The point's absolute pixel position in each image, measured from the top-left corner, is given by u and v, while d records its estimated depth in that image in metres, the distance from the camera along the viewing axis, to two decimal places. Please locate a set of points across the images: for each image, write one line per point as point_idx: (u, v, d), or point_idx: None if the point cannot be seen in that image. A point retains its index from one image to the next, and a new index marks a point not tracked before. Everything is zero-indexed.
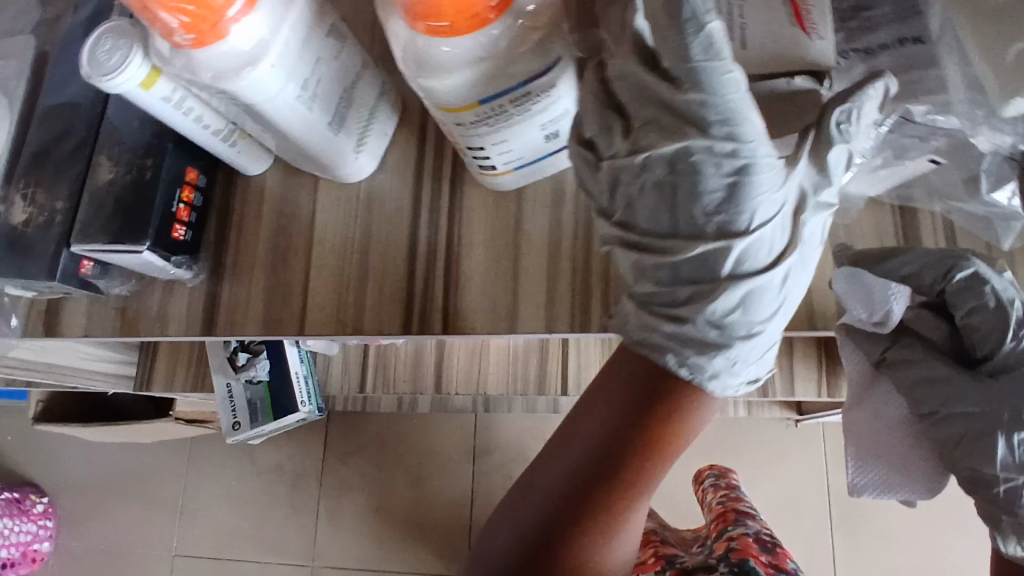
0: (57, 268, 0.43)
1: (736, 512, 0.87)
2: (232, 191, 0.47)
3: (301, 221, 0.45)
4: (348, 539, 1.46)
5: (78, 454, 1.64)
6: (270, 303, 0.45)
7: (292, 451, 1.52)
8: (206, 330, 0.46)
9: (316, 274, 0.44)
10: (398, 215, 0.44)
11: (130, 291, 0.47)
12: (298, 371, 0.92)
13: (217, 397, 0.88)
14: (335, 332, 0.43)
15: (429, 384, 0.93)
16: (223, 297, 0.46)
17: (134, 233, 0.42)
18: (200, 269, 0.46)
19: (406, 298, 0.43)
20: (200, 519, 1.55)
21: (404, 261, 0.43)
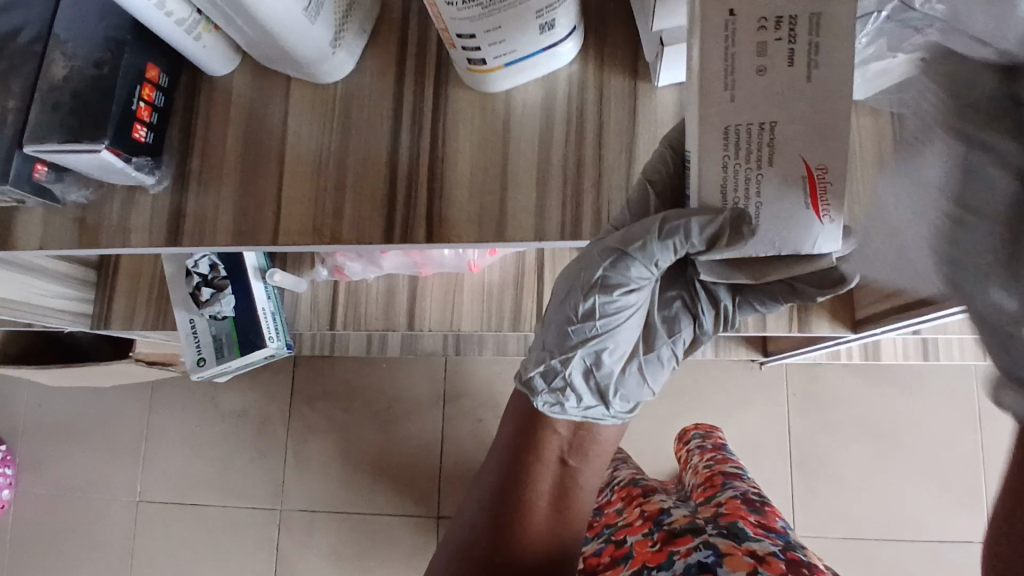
0: (10, 172, 0.44)
1: (724, 476, 0.95)
2: (197, 99, 0.50)
3: (272, 126, 0.49)
4: (317, 482, 1.46)
5: (33, 400, 1.59)
6: (240, 211, 0.48)
7: (257, 395, 1.50)
8: (170, 239, 0.48)
9: (290, 179, 0.48)
10: (381, 128, 0.48)
11: (87, 200, 0.49)
12: (265, 307, 0.88)
13: (179, 331, 0.86)
14: (312, 238, 0.48)
15: (402, 321, 0.92)
16: (189, 207, 0.48)
17: (91, 130, 0.43)
18: (162, 176, 0.49)
19: (390, 207, 0.48)
20: (163, 465, 1.52)
21: (387, 172, 0.48)
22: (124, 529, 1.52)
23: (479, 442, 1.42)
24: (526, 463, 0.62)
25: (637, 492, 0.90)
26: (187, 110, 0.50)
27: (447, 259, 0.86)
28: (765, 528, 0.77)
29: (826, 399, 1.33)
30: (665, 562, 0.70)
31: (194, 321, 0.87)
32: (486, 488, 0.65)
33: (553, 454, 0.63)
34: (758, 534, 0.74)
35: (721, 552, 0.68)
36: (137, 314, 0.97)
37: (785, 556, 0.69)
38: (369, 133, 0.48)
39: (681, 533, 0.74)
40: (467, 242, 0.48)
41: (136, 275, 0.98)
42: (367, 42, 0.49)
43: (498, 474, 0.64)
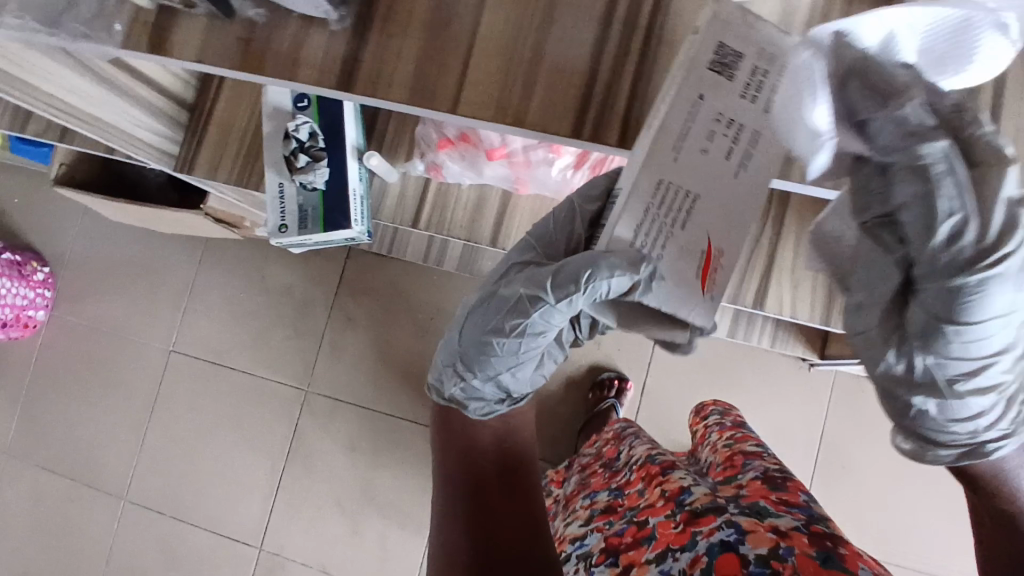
0: None
1: (743, 454, 0.89)
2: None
3: None
4: (345, 374, 1.47)
5: (86, 233, 1.61)
6: (421, 71, 0.50)
7: (305, 277, 1.50)
8: (345, 81, 0.50)
9: (480, 50, 0.50)
10: (585, 18, 0.49)
11: (258, 17, 0.51)
12: (355, 189, 0.86)
13: (267, 193, 0.85)
14: (492, 115, 0.49)
15: (486, 235, 0.90)
16: (365, 54, 0.50)
17: None
18: (345, 14, 0.50)
19: (582, 102, 0.49)
20: (201, 321, 1.55)
21: (583, 66, 0.49)
22: (151, 373, 1.56)
23: None
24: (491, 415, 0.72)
25: (654, 470, 0.81)
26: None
27: (551, 179, 0.82)
28: (787, 506, 0.69)
29: (867, 414, 1.30)
30: (688, 544, 0.64)
31: (282, 187, 0.85)
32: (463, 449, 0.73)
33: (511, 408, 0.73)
34: (779, 510, 0.67)
35: (743, 531, 0.62)
36: (222, 167, 0.95)
37: (809, 530, 0.63)
38: (568, 22, 0.50)
39: (704, 512, 0.66)
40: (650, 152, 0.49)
41: (223, 127, 0.95)
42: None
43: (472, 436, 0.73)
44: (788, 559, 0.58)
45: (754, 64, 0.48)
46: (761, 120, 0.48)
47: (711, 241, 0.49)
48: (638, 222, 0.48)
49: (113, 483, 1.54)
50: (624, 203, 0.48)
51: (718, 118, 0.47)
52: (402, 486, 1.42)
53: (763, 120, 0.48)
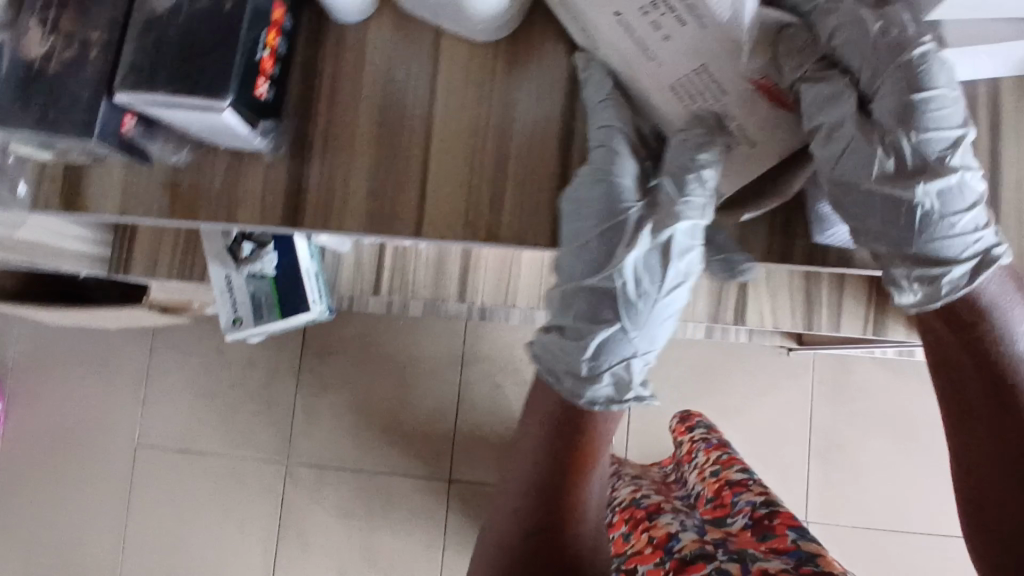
0: (97, 126, 0.42)
1: (731, 488, 0.84)
2: (323, 61, 0.49)
3: (414, 102, 0.49)
4: (325, 439, 1.42)
5: (26, 336, 1.51)
6: (373, 194, 0.48)
7: (268, 346, 1.44)
8: (292, 216, 0.48)
9: (434, 163, 0.48)
10: (532, 112, 0.49)
11: (183, 159, 0.48)
12: (309, 268, 0.81)
13: (214, 287, 0.79)
14: (461, 231, 0.48)
15: (452, 292, 0.86)
16: (310, 180, 0.48)
17: (210, 85, 0.41)
18: (280, 143, 0.48)
19: (550, 204, 0.49)
20: (163, 409, 1.47)
21: (547, 163, 0.49)
22: (120, 472, 1.47)
23: (496, 409, 1.38)
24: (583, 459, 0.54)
25: (641, 513, 0.80)
26: (310, 66, 0.49)
27: None
28: (775, 552, 0.67)
29: (851, 391, 1.31)
30: None
31: (229, 277, 0.79)
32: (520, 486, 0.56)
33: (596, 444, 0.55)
34: (769, 555, 0.66)
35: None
36: (161, 264, 0.89)
37: (799, 575, 0.62)
38: (516, 114, 0.49)
39: (693, 559, 0.65)
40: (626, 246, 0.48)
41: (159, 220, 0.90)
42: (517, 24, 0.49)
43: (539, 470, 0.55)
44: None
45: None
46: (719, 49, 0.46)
47: (754, 78, 0.45)
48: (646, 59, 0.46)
49: None
50: (615, 41, 0.46)
51: (650, 4, 0.44)
52: (404, 544, 1.38)
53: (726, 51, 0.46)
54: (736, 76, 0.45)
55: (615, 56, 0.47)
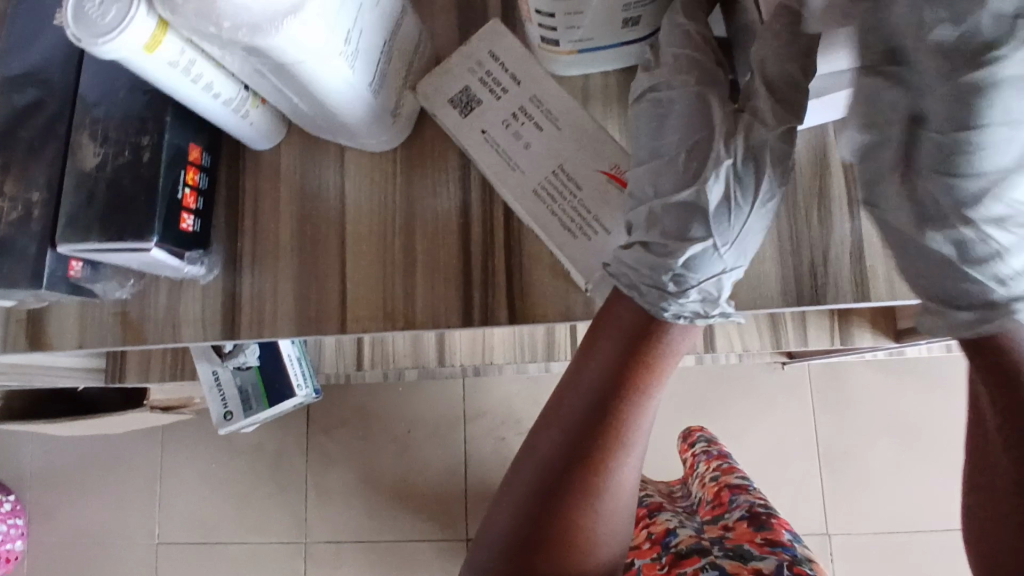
0: (45, 275, 0.46)
1: (729, 487, 0.81)
2: (244, 184, 0.53)
3: (328, 210, 0.53)
4: (339, 513, 1.43)
5: (40, 449, 1.54)
6: (300, 299, 0.52)
7: (273, 428, 1.47)
8: (231, 327, 0.52)
9: (351, 265, 0.52)
10: (438, 207, 0.52)
11: (131, 291, 0.52)
12: (290, 353, 0.85)
13: (203, 386, 0.82)
14: (383, 321, 0.51)
15: (431, 357, 0.89)
16: (244, 293, 0.52)
17: (137, 227, 0.45)
18: (212, 266, 0.52)
19: (463, 284, 0.51)
20: (179, 505, 1.49)
21: (455, 249, 0.52)
22: (143, 572, 1.49)
23: (503, 461, 1.39)
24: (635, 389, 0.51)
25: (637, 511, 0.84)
26: (232, 187, 0.53)
27: None
28: (771, 545, 0.68)
29: (849, 397, 1.32)
30: None
31: (217, 373, 0.82)
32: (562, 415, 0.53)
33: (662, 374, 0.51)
34: (762, 551, 0.68)
35: (727, 572, 0.65)
36: (153, 367, 0.92)
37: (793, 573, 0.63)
38: (419, 210, 0.52)
39: (688, 553, 0.69)
40: (545, 318, 0.51)
41: None
42: (412, 128, 0.53)
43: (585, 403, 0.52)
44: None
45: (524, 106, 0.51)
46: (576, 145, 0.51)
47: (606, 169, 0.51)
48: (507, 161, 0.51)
49: None
50: (480, 153, 0.51)
51: (515, 113, 0.51)
52: None
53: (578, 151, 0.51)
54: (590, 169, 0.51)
55: (486, 168, 0.51)
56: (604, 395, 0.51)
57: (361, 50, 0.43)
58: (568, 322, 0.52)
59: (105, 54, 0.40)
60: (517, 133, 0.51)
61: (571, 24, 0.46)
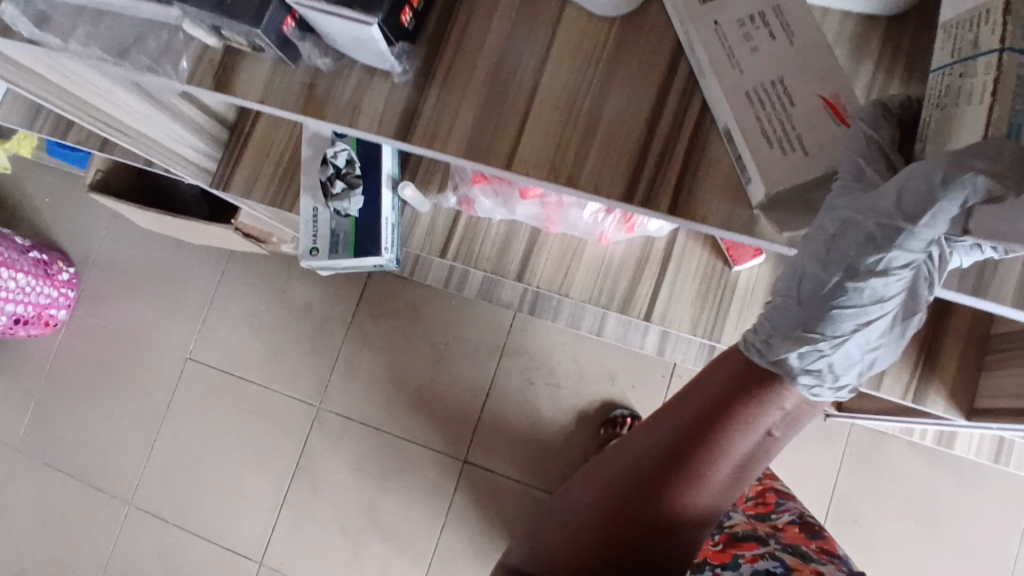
0: (262, 20, 0.43)
1: (777, 493, 0.81)
2: (458, 6, 0.50)
3: (529, 56, 0.49)
4: (358, 394, 1.48)
5: (116, 236, 1.63)
6: (476, 130, 0.49)
7: (326, 294, 1.52)
8: (402, 135, 0.50)
9: (537, 112, 0.48)
10: (644, 89, 0.48)
11: (328, 66, 0.51)
12: (388, 217, 0.87)
13: (301, 217, 0.86)
14: (547, 177, 0.48)
15: (511, 271, 0.91)
16: (424, 109, 0.50)
17: (365, 0, 0.40)
18: (408, 70, 0.50)
19: (639, 167, 0.47)
20: (219, 331, 1.56)
21: (644, 133, 0.47)
22: (167, 378, 1.57)
23: (524, 404, 1.42)
24: (734, 430, 0.56)
25: None
26: (448, 5, 0.50)
27: (581, 222, 0.84)
28: (827, 553, 0.63)
29: (880, 470, 1.29)
30: (730, 564, 0.61)
31: (316, 211, 0.86)
32: (656, 433, 0.59)
33: (762, 426, 0.57)
34: (822, 557, 0.62)
35: (788, 566, 0.60)
36: (256, 186, 0.97)
37: None
38: (621, 81, 0.48)
39: (744, 538, 0.65)
40: (714, 228, 0.46)
41: (264, 145, 0.97)
42: (638, 4, 0.48)
43: (681, 425, 0.58)
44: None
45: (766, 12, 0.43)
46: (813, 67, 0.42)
47: (827, 95, 0.42)
48: (733, 56, 0.44)
49: (118, 487, 1.55)
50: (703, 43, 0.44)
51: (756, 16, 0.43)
52: (409, 511, 1.42)
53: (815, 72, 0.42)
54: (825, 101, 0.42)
55: (707, 63, 0.45)
56: (703, 424, 0.57)
57: None
58: (735, 238, 0.46)
59: None
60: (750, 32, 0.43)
61: None
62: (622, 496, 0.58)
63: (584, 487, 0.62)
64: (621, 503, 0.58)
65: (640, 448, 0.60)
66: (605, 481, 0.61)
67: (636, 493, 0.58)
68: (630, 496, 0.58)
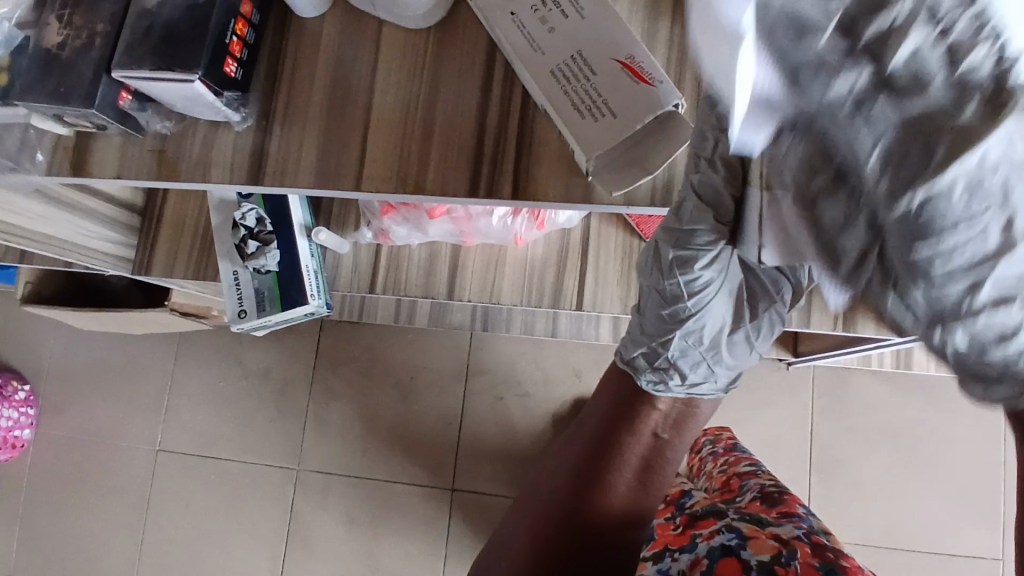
0: (95, 95, 0.46)
1: (738, 475, 0.84)
2: (285, 48, 0.53)
3: (361, 80, 0.52)
4: (334, 446, 1.47)
5: (63, 344, 1.61)
6: (322, 158, 0.51)
7: (282, 355, 1.51)
8: (254, 176, 0.52)
9: (375, 129, 0.51)
10: (468, 90, 0.51)
11: (169, 130, 0.52)
12: (308, 265, 0.88)
13: (223, 283, 0.87)
14: (396, 187, 0.51)
15: (441, 290, 0.92)
16: (271, 149, 0.52)
17: (185, 61, 0.45)
18: (247, 115, 0.52)
19: (477, 160, 0.50)
20: (184, 415, 1.54)
21: (474, 128, 0.51)
22: (141, 474, 1.54)
23: (498, 420, 1.42)
24: (628, 429, 0.75)
25: None
26: (275, 50, 0.53)
27: (493, 229, 0.85)
28: (785, 516, 0.68)
29: (849, 406, 1.32)
30: (689, 545, 0.63)
31: (236, 274, 0.87)
32: (572, 444, 0.78)
33: (648, 427, 0.76)
34: (779, 520, 0.66)
35: (744, 535, 0.61)
36: (177, 264, 0.97)
37: (810, 539, 0.61)
38: (446, 85, 0.52)
39: (704, 514, 0.66)
40: (553, 201, 0.50)
41: (177, 221, 0.97)
42: (448, 11, 0.52)
43: (589, 432, 0.77)
44: (792, 566, 0.56)
45: None
46: (598, 36, 0.46)
47: (618, 57, 0.45)
48: (531, 41, 0.47)
49: None
50: (504, 32, 0.48)
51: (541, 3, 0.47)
52: (407, 552, 1.41)
53: (599, 39, 0.46)
54: (613, 65, 0.45)
55: (510, 48, 0.48)
56: (603, 427, 0.76)
57: None
58: (570, 206, 0.50)
59: None
60: (542, 16, 0.47)
61: None
62: (557, 506, 0.71)
63: (524, 516, 0.73)
64: (557, 513, 0.71)
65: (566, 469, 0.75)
66: (541, 499, 0.73)
67: (566, 499, 0.71)
68: (563, 505, 0.71)
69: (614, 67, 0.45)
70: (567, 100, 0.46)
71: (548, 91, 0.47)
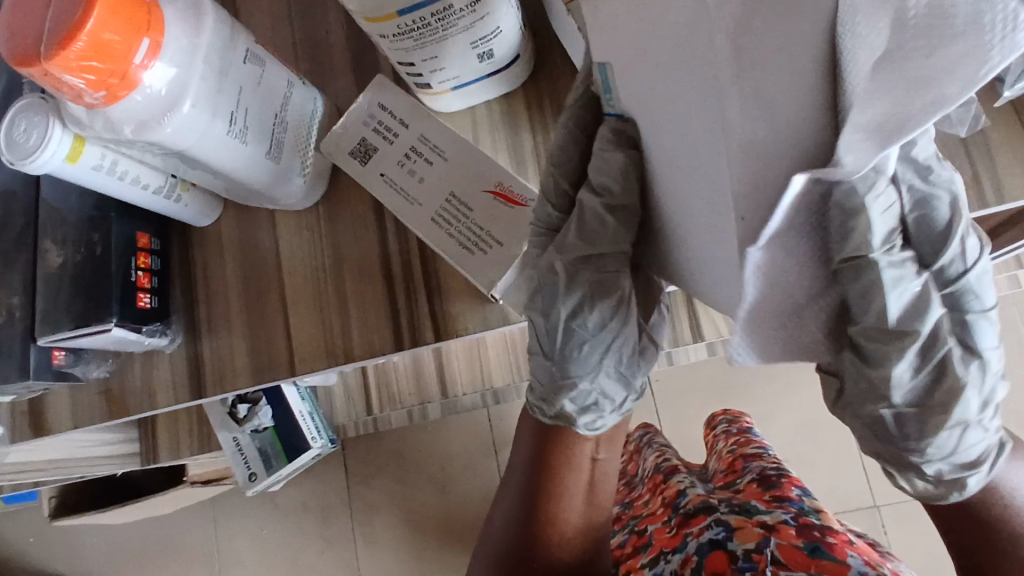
0: (29, 365, 0.49)
1: (744, 457, 0.80)
2: (192, 263, 0.56)
3: (269, 264, 0.55)
4: (388, 560, 1.45)
5: (105, 537, 1.61)
6: (254, 355, 0.54)
7: (314, 487, 1.51)
8: (197, 385, 0.54)
9: (294, 311, 0.54)
10: (370, 246, 0.54)
11: (109, 369, 0.55)
12: (302, 409, 0.90)
13: (226, 452, 0.86)
14: (328, 360, 0.53)
15: (434, 391, 0.93)
16: (205, 355, 0.55)
17: (98, 312, 0.49)
18: (175, 334, 0.55)
19: (393, 313, 0.52)
20: (238, 573, 1.53)
21: (382, 279, 0.53)
22: None
23: None
24: (559, 462, 0.56)
25: (659, 476, 0.78)
26: (183, 265, 0.56)
27: None
28: (777, 499, 0.64)
29: None
30: (680, 545, 0.61)
31: (235, 438, 0.87)
32: (507, 474, 0.61)
33: (584, 454, 0.57)
34: (770, 505, 0.63)
35: (731, 527, 0.59)
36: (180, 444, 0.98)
37: (797, 522, 0.58)
38: (345, 248, 0.54)
39: (695, 512, 0.64)
40: (473, 328, 0.52)
41: None
42: (326, 184, 0.55)
43: (520, 455, 0.60)
44: (766, 551, 0.54)
45: (414, 143, 0.52)
46: (464, 172, 0.50)
47: (488, 187, 0.50)
48: (405, 192, 0.51)
49: None
50: (377, 187, 0.52)
51: (408, 153, 0.52)
52: None
53: (465, 174, 0.50)
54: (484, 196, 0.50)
55: (390, 205, 0.52)
56: (533, 459, 0.58)
57: (249, 126, 0.46)
58: (490, 330, 0.52)
59: (39, 169, 0.44)
60: (411, 164, 0.51)
61: (435, 66, 0.47)
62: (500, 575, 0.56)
63: (473, 553, 0.64)
64: None
65: (506, 506, 0.60)
66: (486, 549, 0.60)
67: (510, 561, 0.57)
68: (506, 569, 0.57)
69: (485, 196, 0.50)
70: (451, 234, 0.50)
71: (433, 232, 0.50)
